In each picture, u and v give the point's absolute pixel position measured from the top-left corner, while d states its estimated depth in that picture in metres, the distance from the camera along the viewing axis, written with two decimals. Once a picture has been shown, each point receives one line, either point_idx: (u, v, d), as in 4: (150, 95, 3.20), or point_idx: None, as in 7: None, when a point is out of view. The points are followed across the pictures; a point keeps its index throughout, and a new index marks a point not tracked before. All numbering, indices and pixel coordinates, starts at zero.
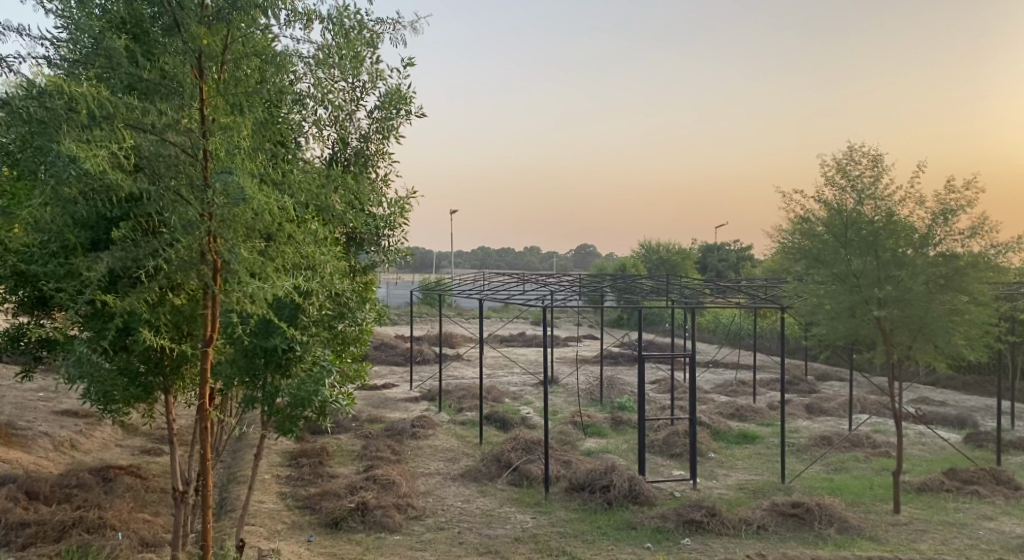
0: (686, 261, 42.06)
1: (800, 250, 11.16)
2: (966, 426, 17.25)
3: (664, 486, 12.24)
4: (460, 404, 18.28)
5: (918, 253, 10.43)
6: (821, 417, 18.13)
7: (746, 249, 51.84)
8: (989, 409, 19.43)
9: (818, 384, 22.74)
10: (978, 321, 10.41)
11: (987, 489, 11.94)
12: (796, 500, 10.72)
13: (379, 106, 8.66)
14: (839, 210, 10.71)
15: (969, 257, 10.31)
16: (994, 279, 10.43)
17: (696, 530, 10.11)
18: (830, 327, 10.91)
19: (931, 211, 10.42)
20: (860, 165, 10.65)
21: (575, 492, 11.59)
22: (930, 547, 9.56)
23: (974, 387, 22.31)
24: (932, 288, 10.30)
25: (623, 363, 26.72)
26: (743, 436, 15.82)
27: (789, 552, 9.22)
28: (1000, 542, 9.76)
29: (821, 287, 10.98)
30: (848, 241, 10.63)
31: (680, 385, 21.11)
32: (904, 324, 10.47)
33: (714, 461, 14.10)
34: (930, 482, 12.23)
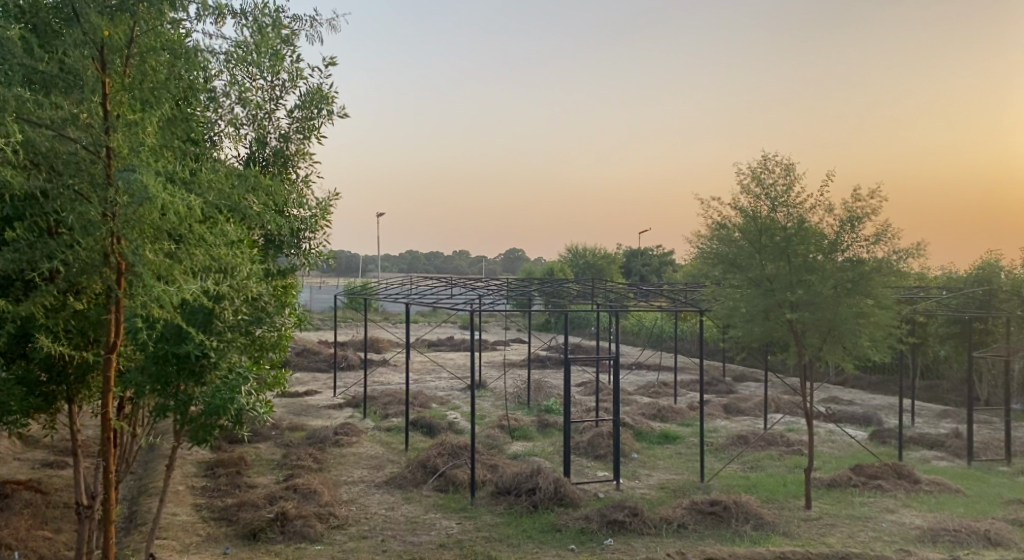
0: (611, 266, 42.73)
1: (717, 256, 11.48)
2: (872, 424, 18.08)
3: (588, 487, 12.37)
4: (385, 410, 18.07)
5: (827, 258, 10.89)
6: (739, 417, 18.68)
7: (668, 254, 53.06)
8: (893, 407, 20.42)
9: (736, 385, 23.43)
10: (882, 323, 10.92)
11: (890, 483, 12.54)
12: (714, 498, 10.99)
13: (300, 105, 8.57)
14: (754, 217, 11.09)
15: (875, 263, 10.80)
16: (897, 283, 10.96)
17: (619, 530, 10.26)
18: (746, 329, 11.25)
19: (840, 217, 10.89)
20: (774, 173, 11.04)
21: (500, 496, 11.61)
22: (839, 541, 9.94)
23: (879, 386, 23.43)
24: (840, 292, 10.73)
25: (549, 367, 26.95)
26: (665, 436, 16.16)
27: (707, 549, 9.45)
28: (903, 534, 10.23)
29: (737, 291, 11.34)
30: (762, 246, 11.02)
31: (605, 388, 21.42)
32: (815, 326, 10.89)
33: (637, 462, 14.34)
34: (839, 478, 12.75)
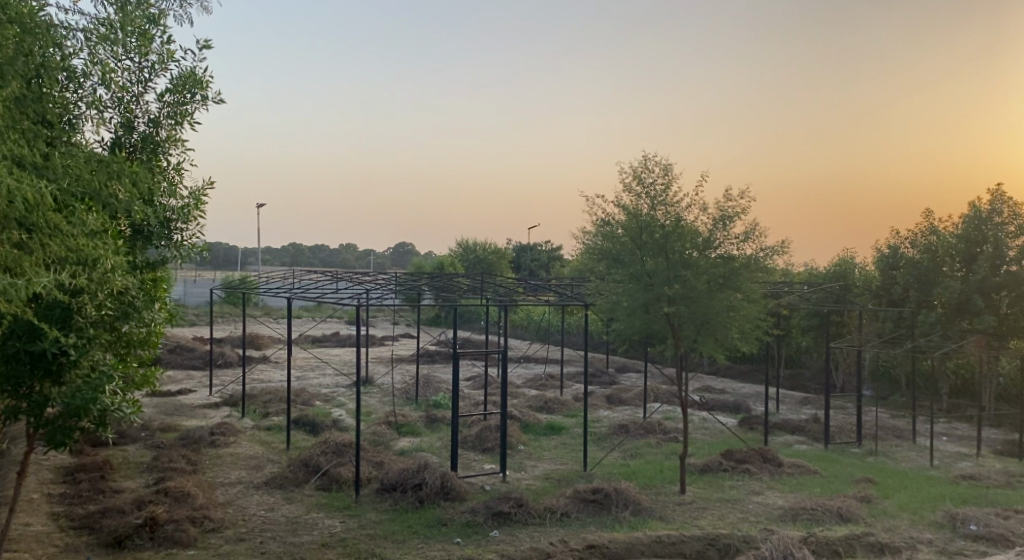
0: (501, 261, 43.04)
1: (600, 252, 11.74)
2: (742, 411, 19.06)
3: (474, 480, 12.42)
4: (265, 409, 17.52)
5: (702, 255, 11.36)
6: (621, 407, 19.26)
7: (556, 249, 53.99)
8: (761, 395, 21.64)
9: (619, 376, 24.11)
10: (750, 316, 11.52)
11: (757, 467, 13.28)
12: (596, 486, 11.30)
13: (171, 89, 8.18)
14: (635, 214, 11.39)
15: (744, 259, 11.40)
16: (764, 279, 11.62)
17: (505, 521, 10.35)
18: (627, 323, 11.60)
19: (713, 216, 11.41)
20: (653, 172, 11.43)
21: (385, 493, 11.47)
22: (710, 523, 10.43)
23: (750, 374, 24.77)
24: (714, 287, 11.22)
25: (437, 362, 26.86)
26: (550, 427, 16.43)
27: (589, 537, 9.70)
28: (767, 514, 10.86)
29: (618, 286, 11.64)
30: (643, 243, 11.35)
31: (492, 381, 21.60)
32: (690, 320, 11.36)
33: (523, 453, 14.52)
34: (711, 463, 13.36)
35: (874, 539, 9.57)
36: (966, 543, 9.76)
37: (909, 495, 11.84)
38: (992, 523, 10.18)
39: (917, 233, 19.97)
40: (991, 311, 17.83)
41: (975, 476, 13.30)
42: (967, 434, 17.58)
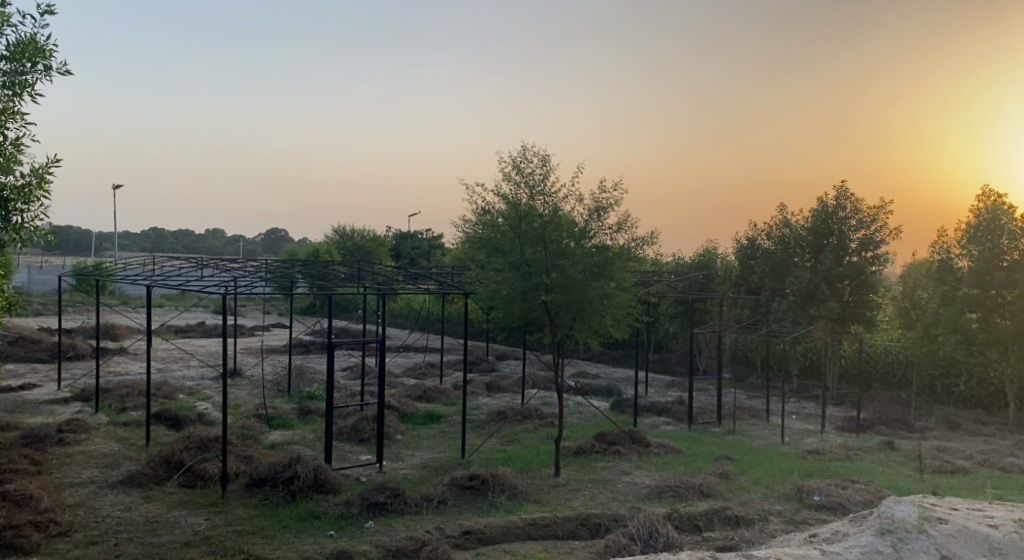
0: (380, 249, 42.36)
1: (480, 240, 11.72)
2: (614, 395, 19.67)
3: (350, 472, 12.14)
4: (122, 403, 16.45)
5: (578, 244, 11.53)
6: (499, 394, 19.42)
7: (437, 238, 53.73)
8: (631, 379, 22.41)
9: (497, 363, 24.33)
10: (622, 304, 11.86)
11: (627, 448, 13.73)
12: (473, 473, 11.32)
13: (8, 56, 7.43)
14: (515, 204, 11.42)
15: (616, 249, 11.69)
16: (634, 268, 11.98)
17: (380, 512, 10.19)
18: (507, 311, 11.72)
19: (588, 207, 11.60)
20: (532, 163, 11.51)
21: (255, 488, 11.02)
22: (582, 503, 10.69)
23: (622, 359, 25.60)
24: (588, 276, 11.46)
25: (312, 351, 26.13)
26: (429, 415, 16.33)
27: (465, 523, 9.70)
28: (636, 493, 11.25)
29: (497, 274, 11.65)
30: (522, 232, 11.38)
31: (370, 371, 21.26)
32: (567, 307, 11.56)
33: (400, 443, 14.35)
34: (585, 445, 13.70)
35: (731, 513, 10.11)
36: (810, 512, 10.47)
37: (762, 470, 12.58)
38: (833, 493, 10.97)
39: (771, 226, 21.02)
40: (835, 299, 19.40)
41: (819, 450, 14.31)
42: (815, 412, 18.89)
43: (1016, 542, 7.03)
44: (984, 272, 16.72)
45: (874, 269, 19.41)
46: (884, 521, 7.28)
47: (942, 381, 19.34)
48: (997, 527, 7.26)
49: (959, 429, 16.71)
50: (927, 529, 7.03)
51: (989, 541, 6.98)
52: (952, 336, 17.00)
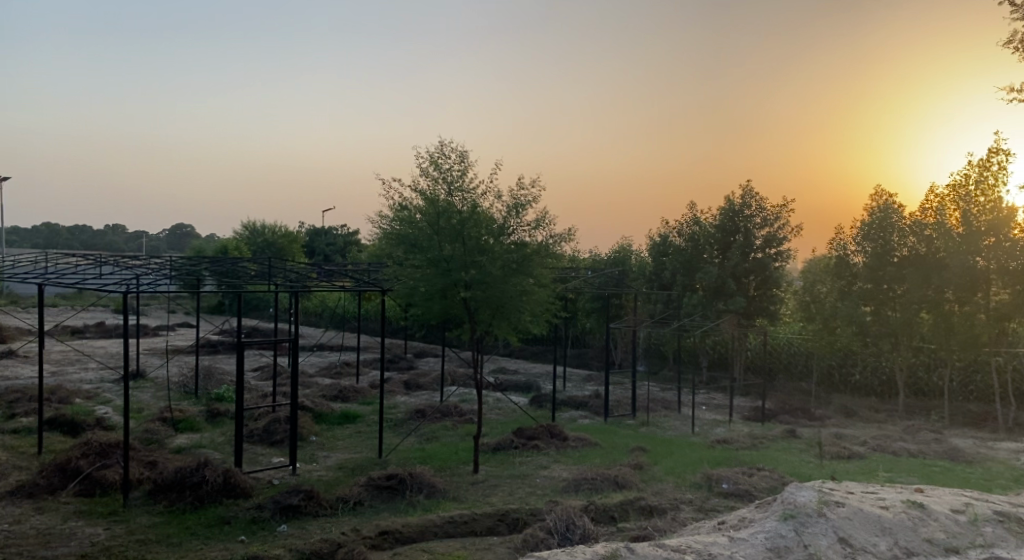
0: (293, 245, 41.34)
1: (398, 236, 11.55)
2: (532, 391, 19.78)
3: (261, 475, 11.76)
4: (12, 410, 15.46)
5: (497, 241, 11.49)
6: (417, 392, 19.22)
7: (352, 234, 52.90)
8: (549, 375, 22.60)
9: (416, 361, 24.10)
10: (541, 300, 11.91)
11: (545, 442, 13.81)
12: (390, 472, 11.14)
13: None
14: (433, 200, 11.28)
15: (535, 246, 11.71)
16: (552, 265, 12.04)
17: (294, 515, 9.90)
18: (426, 308, 11.58)
19: (507, 204, 11.58)
20: (450, 159, 11.40)
21: (160, 494, 10.53)
22: (501, 499, 10.67)
23: (539, 355, 25.80)
24: (507, 273, 11.44)
25: (220, 351, 25.27)
26: (345, 415, 16.01)
27: (382, 523, 9.54)
28: (553, 487, 11.32)
29: (415, 271, 11.48)
30: (440, 228, 11.25)
31: (282, 371, 20.71)
32: (486, 304, 11.52)
33: (315, 444, 14.01)
34: (503, 441, 13.70)
35: (645, 503, 10.30)
36: (719, 500, 10.76)
37: (675, 461, 12.86)
38: (741, 481, 11.31)
39: (683, 223, 21.52)
40: (742, 293, 20.09)
41: (728, 439, 14.76)
42: (724, 403, 19.48)
43: (906, 522, 7.39)
44: (877, 268, 17.61)
45: (777, 265, 20.18)
46: (787, 507, 7.53)
47: (840, 370, 20.29)
48: (889, 508, 7.61)
49: (855, 416, 17.55)
50: (825, 513, 7.32)
51: (881, 522, 7.31)
52: (848, 327, 17.82)
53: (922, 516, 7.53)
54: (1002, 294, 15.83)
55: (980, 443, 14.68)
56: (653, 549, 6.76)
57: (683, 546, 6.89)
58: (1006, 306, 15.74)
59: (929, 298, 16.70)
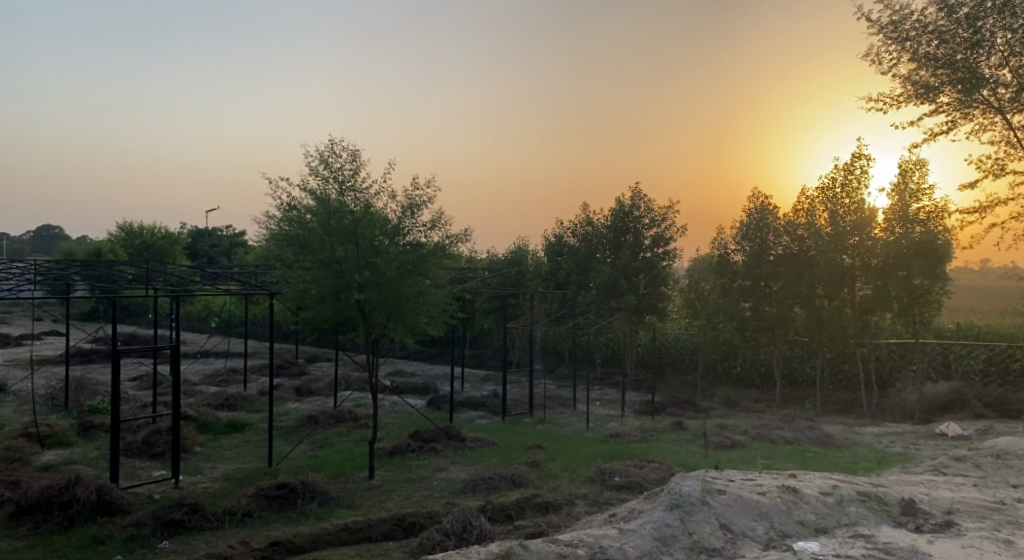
0: (174, 247, 39.56)
1: (287, 237, 11.28)
2: (430, 393, 19.72)
3: (140, 490, 11.18)
4: None
5: (391, 241, 11.37)
6: (309, 398, 18.77)
7: (237, 236, 51.17)
8: (445, 376, 22.58)
9: (308, 366, 23.53)
10: (436, 302, 11.88)
11: (442, 444, 13.78)
12: (281, 482, 10.84)
13: None
14: (324, 200, 11.07)
15: (430, 247, 11.67)
16: (447, 265, 12.04)
17: (176, 530, 9.48)
18: (318, 310, 11.34)
19: (401, 204, 11.49)
20: (341, 158, 11.22)
21: (24, 516, 9.84)
22: (396, 504, 10.58)
23: (436, 356, 25.75)
24: (403, 274, 11.34)
25: (94, 361, 23.84)
26: (232, 424, 15.45)
27: (272, 534, 9.27)
28: (450, 489, 11.31)
29: (306, 273, 11.21)
30: (331, 229, 11.03)
31: (163, 379, 19.75)
32: (381, 306, 11.37)
33: (199, 455, 13.45)
34: (400, 445, 13.59)
35: (540, 500, 10.46)
36: (612, 493, 11.05)
37: (569, 456, 13.11)
38: (632, 473, 11.65)
39: (576, 224, 22.00)
40: (633, 292, 20.68)
41: (620, 433, 15.18)
42: (616, 398, 20.01)
43: (780, 506, 7.82)
44: (755, 267, 18.49)
45: (664, 264, 20.92)
46: (672, 496, 7.81)
47: (723, 364, 21.26)
48: (766, 494, 8.03)
49: (737, 407, 18.42)
50: (708, 500, 7.64)
51: (758, 507, 7.71)
52: (729, 322, 18.72)
53: (795, 499, 7.99)
54: (866, 289, 17.23)
55: (848, 429, 15.72)
56: (546, 544, 6.87)
57: (576, 540, 7.04)
58: (869, 300, 17.11)
59: (802, 293, 17.80)
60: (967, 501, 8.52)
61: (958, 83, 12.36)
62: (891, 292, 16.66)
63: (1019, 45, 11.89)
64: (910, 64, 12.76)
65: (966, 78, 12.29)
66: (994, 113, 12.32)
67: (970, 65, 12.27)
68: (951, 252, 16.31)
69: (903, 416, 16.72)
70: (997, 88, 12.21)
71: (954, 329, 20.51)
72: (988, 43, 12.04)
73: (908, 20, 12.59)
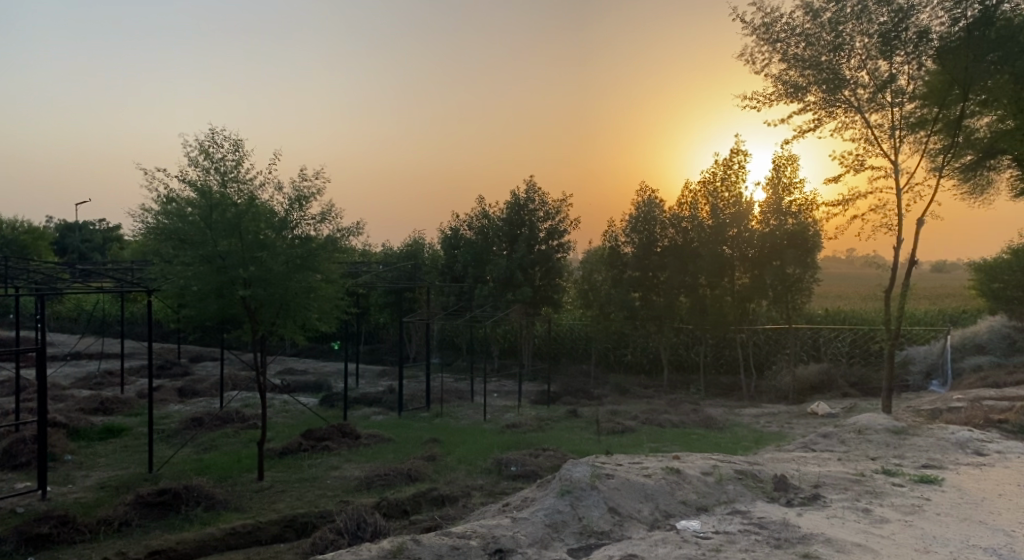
0: (39, 242, 37.06)
1: (167, 231, 10.80)
2: (322, 390, 19.32)
3: (2, 504, 10.43)
4: None
5: (279, 235, 11.03)
6: (193, 399, 18.02)
7: (112, 230, 48.44)
8: (339, 372, 22.19)
9: (192, 366, 22.57)
10: (327, 297, 11.63)
11: (335, 442, 13.54)
12: (162, 488, 10.36)
13: None
14: (205, 192, 10.63)
15: (320, 240, 11.41)
16: (338, 259, 11.81)
17: (44, 545, 8.91)
18: (200, 308, 10.87)
19: (288, 197, 11.18)
20: (222, 148, 10.80)
21: None
22: (287, 505, 10.32)
23: (329, 352, 25.26)
24: (291, 268, 11.01)
25: None
26: (107, 430, 14.63)
27: (152, 543, 8.86)
28: (344, 487, 11.14)
29: (187, 269, 10.71)
30: (213, 223, 10.59)
31: (29, 384, 18.47)
32: (268, 303, 11.02)
33: (71, 464, 12.67)
34: (291, 445, 13.24)
35: (436, 493, 10.45)
36: (507, 483, 11.16)
37: (465, 449, 13.16)
38: (527, 462, 11.80)
39: (472, 216, 22.04)
40: (528, 284, 20.89)
41: (516, 423, 15.35)
42: (512, 389, 20.20)
43: (665, 487, 8.13)
44: (643, 258, 19.03)
45: (559, 256, 21.28)
46: (563, 483, 7.97)
47: (614, 352, 21.83)
48: (651, 476, 8.32)
49: (628, 393, 18.98)
50: (597, 485, 7.84)
51: (644, 489, 7.98)
52: (620, 312, 19.25)
53: (678, 480, 8.32)
54: (744, 278, 18.17)
55: (730, 411, 16.50)
56: (438, 537, 6.86)
57: (468, 532, 7.07)
58: (747, 288, 18.05)
59: (686, 283, 18.58)
60: (832, 475, 9.13)
61: (823, 84, 13.12)
62: (767, 280, 17.68)
63: (874, 49, 12.78)
64: (780, 65, 13.42)
65: (829, 79, 13.06)
66: (855, 112, 13.17)
67: (833, 66, 13.03)
68: (820, 243, 17.38)
69: (778, 397, 17.69)
70: (857, 88, 13.05)
71: (823, 313, 21.89)
72: (848, 46, 12.86)
73: (778, 22, 13.25)
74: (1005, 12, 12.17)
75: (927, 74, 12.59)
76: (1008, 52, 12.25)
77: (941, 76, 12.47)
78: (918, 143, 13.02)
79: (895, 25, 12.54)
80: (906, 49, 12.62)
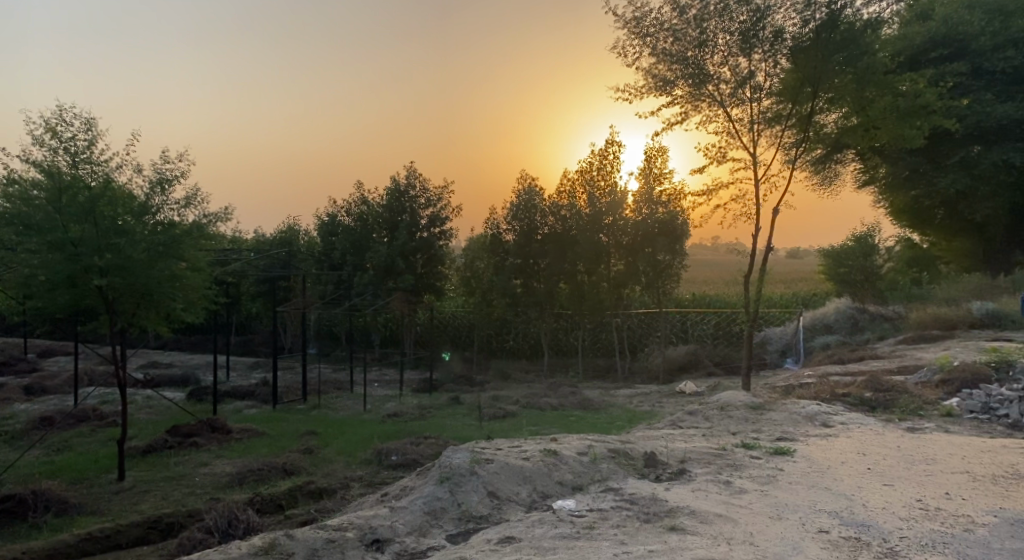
0: None
1: (8, 215, 9.93)
2: (190, 384, 18.43)
3: None
4: None
5: (138, 221, 10.40)
6: (44, 398, 16.74)
7: None
8: (208, 365, 21.23)
9: (42, 362, 20.97)
10: (193, 286, 11.07)
11: (204, 438, 12.95)
12: (6, 494, 9.58)
13: None
14: (53, 173, 9.87)
15: (184, 226, 10.84)
16: (205, 246, 11.26)
17: None
18: (50, 299, 10.09)
19: (149, 180, 10.56)
20: (72, 126, 10.04)
21: None
22: (151, 505, 9.79)
23: (197, 345, 24.13)
24: (153, 256, 10.39)
25: None
26: None
27: None
28: (214, 484, 10.68)
29: (33, 257, 9.89)
30: (62, 207, 9.83)
31: None
32: (128, 292, 10.37)
33: None
34: (155, 443, 12.55)
35: (313, 487, 10.20)
36: (387, 472, 11.05)
37: (344, 440, 12.92)
38: (408, 451, 11.72)
39: (351, 203, 21.58)
40: (410, 271, 20.72)
41: (396, 413, 15.21)
42: (393, 378, 20.01)
43: (543, 469, 8.28)
44: (523, 245, 19.25)
45: (441, 243, 21.23)
46: (443, 470, 7.98)
47: (494, 339, 22.02)
48: (530, 458, 8.46)
49: (509, 378, 19.22)
50: (476, 470, 7.89)
51: (522, 472, 8.10)
52: (502, 298, 19.46)
53: (555, 461, 8.49)
54: (619, 265, 18.88)
55: (605, 392, 17.04)
56: (313, 531, 6.69)
57: (344, 524, 6.95)
58: (622, 274, 18.81)
59: (565, 270, 19.02)
60: (698, 450, 9.61)
61: (688, 78, 13.71)
62: (639, 267, 18.53)
63: (735, 46, 13.46)
64: (650, 58, 13.88)
65: (694, 74, 13.66)
66: (718, 106, 13.81)
67: (698, 61, 13.62)
68: (688, 231, 18.27)
69: (651, 378, 18.44)
70: (719, 83, 13.70)
71: (690, 298, 22.92)
72: (712, 42, 13.45)
73: (648, 17, 13.68)
74: (848, 16, 13.00)
75: (782, 72, 13.39)
76: (852, 53, 13.05)
77: (793, 75, 13.30)
78: (774, 137, 13.93)
79: (753, 24, 13.24)
80: (764, 48, 13.38)
